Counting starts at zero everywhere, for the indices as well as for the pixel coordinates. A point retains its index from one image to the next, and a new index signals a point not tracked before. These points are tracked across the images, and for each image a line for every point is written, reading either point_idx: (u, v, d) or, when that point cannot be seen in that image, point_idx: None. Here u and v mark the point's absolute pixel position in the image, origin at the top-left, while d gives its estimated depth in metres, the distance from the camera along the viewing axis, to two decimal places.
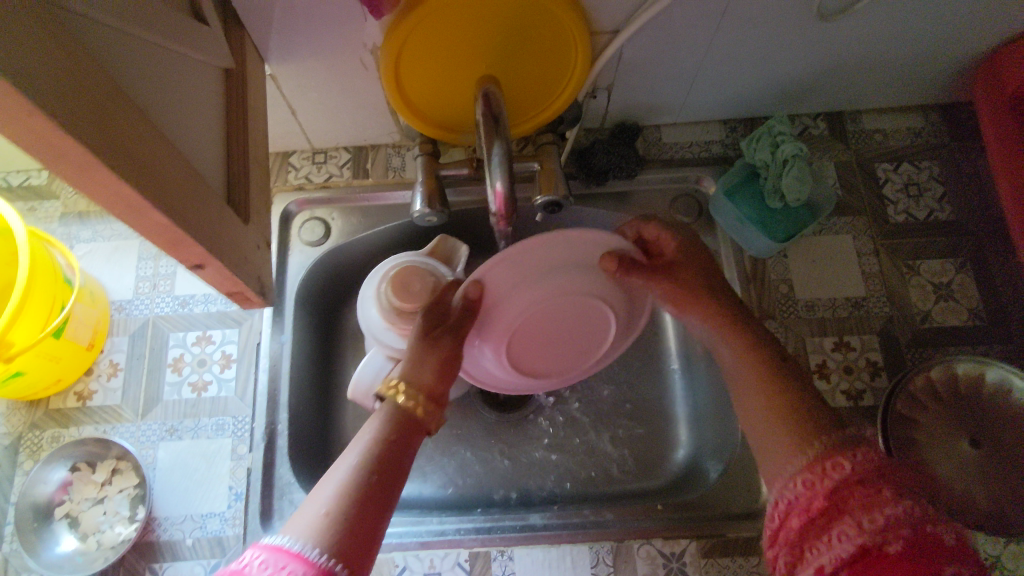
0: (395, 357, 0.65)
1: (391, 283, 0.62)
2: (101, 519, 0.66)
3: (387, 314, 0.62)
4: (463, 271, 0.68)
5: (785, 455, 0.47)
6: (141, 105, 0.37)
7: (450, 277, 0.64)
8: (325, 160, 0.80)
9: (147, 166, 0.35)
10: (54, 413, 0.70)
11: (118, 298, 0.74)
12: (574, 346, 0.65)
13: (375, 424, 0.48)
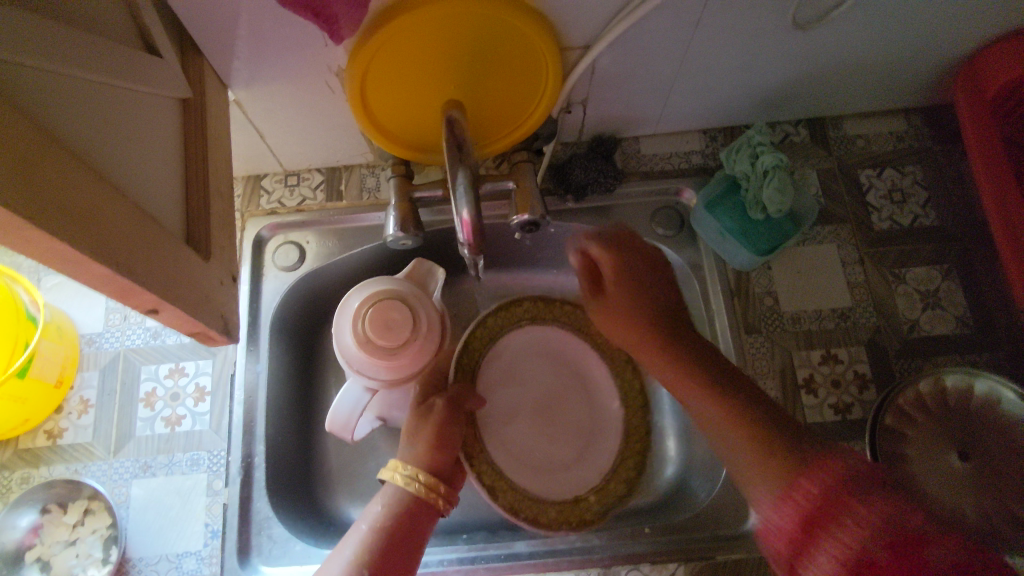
0: (372, 389, 0.63)
1: (373, 317, 0.60)
2: (74, 563, 0.64)
3: (368, 348, 0.61)
4: (439, 297, 0.67)
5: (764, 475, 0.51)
6: (71, 151, 0.36)
7: (427, 312, 0.64)
8: (297, 183, 0.78)
9: (83, 220, 0.34)
10: (23, 452, 0.68)
11: (87, 331, 0.72)
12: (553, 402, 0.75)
13: (371, 513, 0.54)
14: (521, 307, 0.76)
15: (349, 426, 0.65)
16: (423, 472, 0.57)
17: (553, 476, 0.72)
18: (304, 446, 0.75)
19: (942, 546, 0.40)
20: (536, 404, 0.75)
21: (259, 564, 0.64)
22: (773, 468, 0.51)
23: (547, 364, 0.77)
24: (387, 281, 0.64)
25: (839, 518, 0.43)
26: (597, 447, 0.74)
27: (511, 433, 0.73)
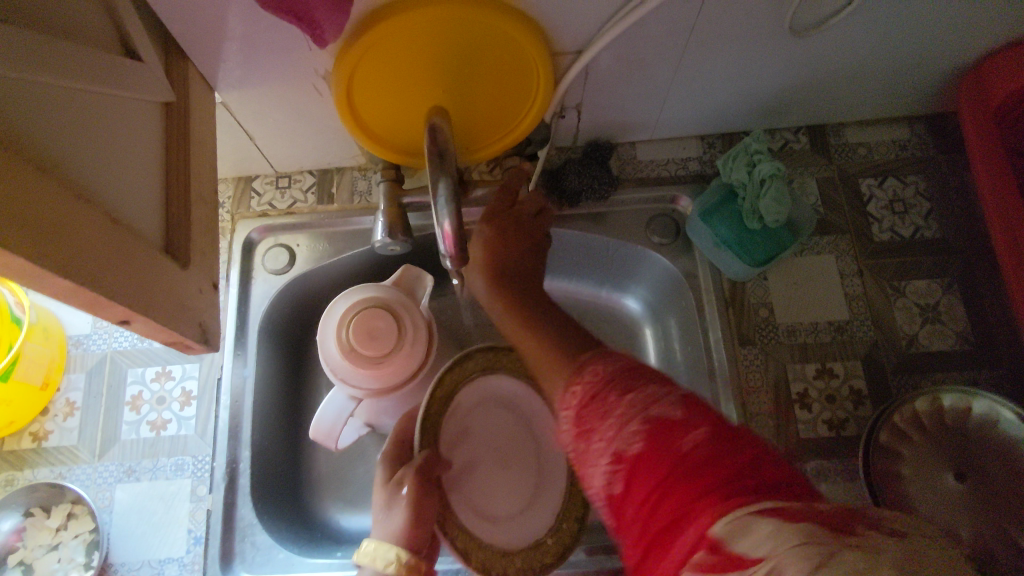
0: (357, 398, 0.63)
1: (357, 327, 0.60)
2: (56, 567, 0.64)
3: (352, 358, 0.60)
4: (427, 304, 0.67)
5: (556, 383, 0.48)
6: (25, 156, 0.36)
7: (414, 321, 0.63)
8: (288, 185, 0.77)
9: (27, 231, 0.33)
10: (8, 455, 0.68)
11: (75, 333, 0.72)
12: (514, 442, 0.66)
13: None
14: (470, 362, 0.64)
15: (333, 435, 0.64)
16: (408, 553, 0.52)
17: (509, 525, 0.62)
18: (292, 451, 0.74)
19: (688, 432, 0.39)
20: (491, 450, 0.65)
21: (241, 571, 0.64)
22: (561, 363, 0.49)
23: (497, 412, 0.66)
24: (374, 289, 0.63)
25: (607, 414, 0.42)
26: (549, 489, 0.65)
27: (468, 482, 0.62)
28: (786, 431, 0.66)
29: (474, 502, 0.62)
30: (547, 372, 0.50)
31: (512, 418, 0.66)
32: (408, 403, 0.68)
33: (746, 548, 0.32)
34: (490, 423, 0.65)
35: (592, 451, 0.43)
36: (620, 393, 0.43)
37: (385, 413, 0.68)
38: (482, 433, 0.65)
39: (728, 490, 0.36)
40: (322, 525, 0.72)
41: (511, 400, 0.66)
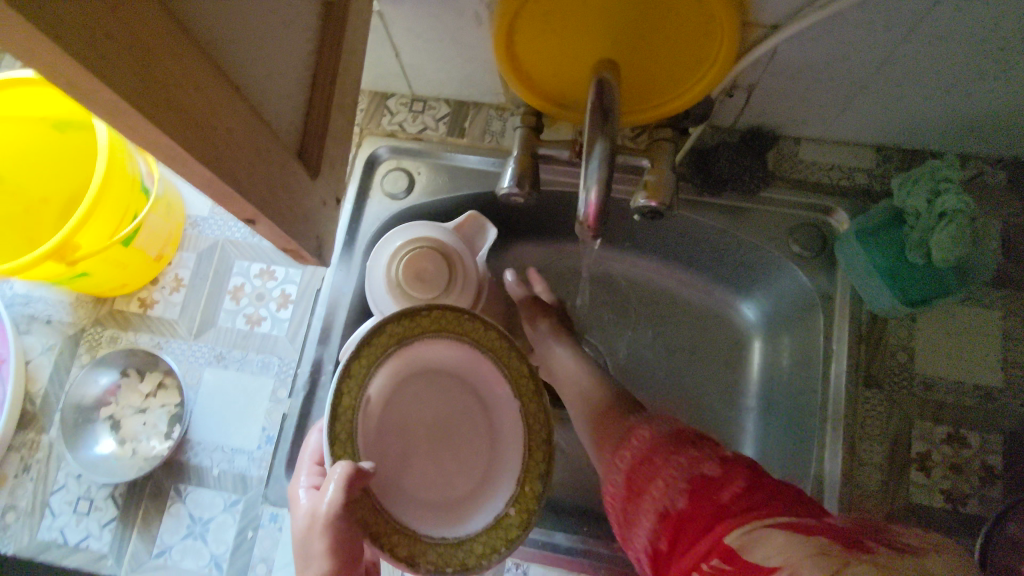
0: None
1: (408, 264, 0.58)
2: (140, 429, 0.68)
3: (397, 292, 0.59)
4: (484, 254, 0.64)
5: (607, 448, 0.56)
6: (200, 45, 0.36)
7: (465, 272, 0.61)
8: (422, 110, 0.74)
9: (192, 120, 0.33)
10: (116, 314, 0.71)
11: (194, 213, 0.74)
12: (454, 419, 0.56)
13: None
14: (393, 331, 0.52)
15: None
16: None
17: (471, 500, 0.54)
18: None
19: (727, 484, 0.46)
20: (430, 429, 0.56)
21: None
22: (617, 444, 0.56)
23: (425, 385, 0.56)
24: (436, 229, 0.61)
25: (653, 477, 0.50)
26: (504, 452, 0.55)
27: (407, 471, 0.54)
28: (894, 490, 0.60)
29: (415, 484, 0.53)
30: (601, 433, 0.58)
31: (445, 380, 0.56)
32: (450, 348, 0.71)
33: (766, 555, 0.38)
34: (425, 400, 0.56)
35: (640, 514, 0.50)
36: (664, 458, 0.50)
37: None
38: (416, 411, 0.55)
39: (761, 516, 0.42)
40: None
41: (434, 363, 0.55)
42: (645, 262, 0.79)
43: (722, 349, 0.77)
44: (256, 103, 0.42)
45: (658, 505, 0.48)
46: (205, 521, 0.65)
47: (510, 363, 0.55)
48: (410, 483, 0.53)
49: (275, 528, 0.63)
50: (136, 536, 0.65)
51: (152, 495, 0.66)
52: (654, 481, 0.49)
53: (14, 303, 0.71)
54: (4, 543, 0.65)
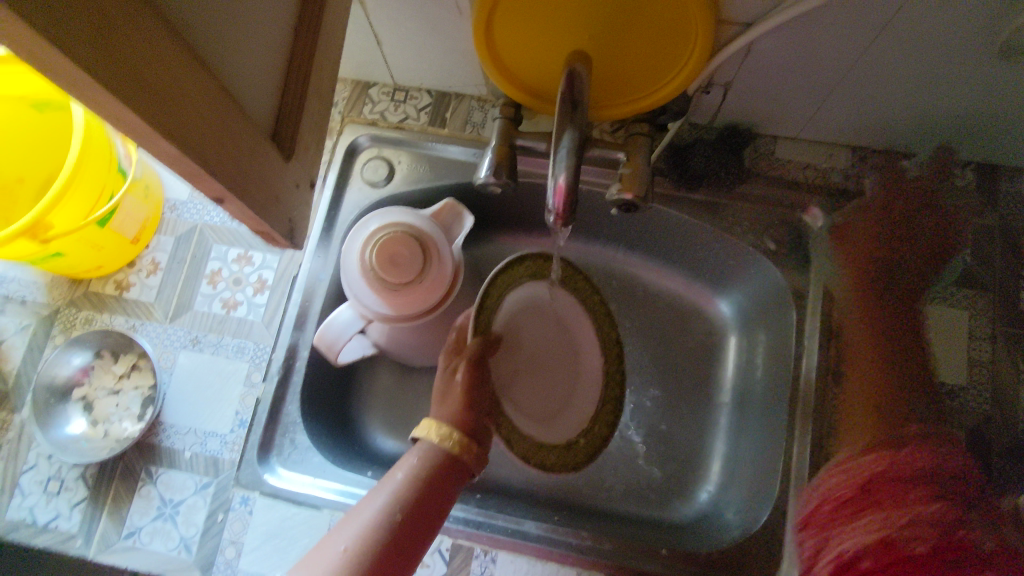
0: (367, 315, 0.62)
1: (380, 250, 0.58)
2: (113, 411, 0.68)
3: (369, 277, 0.59)
4: (460, 243, 0.64)
5: (860, 431, 0.61)
6: (171, 23, 0.36)
7: (440, 259, 0.61)
8: (404, 99, 0.74)
9: (159, 97, 0.33)
10: (92, 296, 0.71)
11: (173, 197, 0.74)
12: (552, 361, 0.67)
13: (408, 464, 0.54)
14: (507, 276, 0.67)
15: (335, 349, 0.62)
16: (456, 430, 0.57)
17: (560, 423, 0.67)
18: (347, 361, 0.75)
19: (976, 532, 0.49)
20: (532, 354, 0.66)
21: (276, 464, 0.65)
22: (873, 446, 0.58)
23: (538, 316, 0.68)
24: (411, 217, 0.61)
25: (891, 490, 0.54)
26: (584, 391, 0.69)
27: (515, 390, 0.65)
28: None
29: (519, 397, 0.66)
30: (857, 417, 0.62)
31: (552, 325, 0.68)
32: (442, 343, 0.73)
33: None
34: (535, 337, 0.67)
35: (856, 521, 0.54)
36: (926, 494, 0.52)
37: (400, 331, 0.68)
38: (532, 345, 0.67)
39: None
40: (357, 444, 0.75)
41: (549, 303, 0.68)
42: (624, 257, 0.80)
43: (697, 344, 0.78)
44: (228, 83, 0.43)
45: (882, 530, 0.51)
46: (175, 504, 0.65)
47: (603, 325, 0.71)
48: (513, 396, 0.65)
49: (245, 511, 0.64)
50: (106, 517, 0.65)
51: (124, 477, 0.66)
52: (902, 507, 0.52)
53: None
54: None
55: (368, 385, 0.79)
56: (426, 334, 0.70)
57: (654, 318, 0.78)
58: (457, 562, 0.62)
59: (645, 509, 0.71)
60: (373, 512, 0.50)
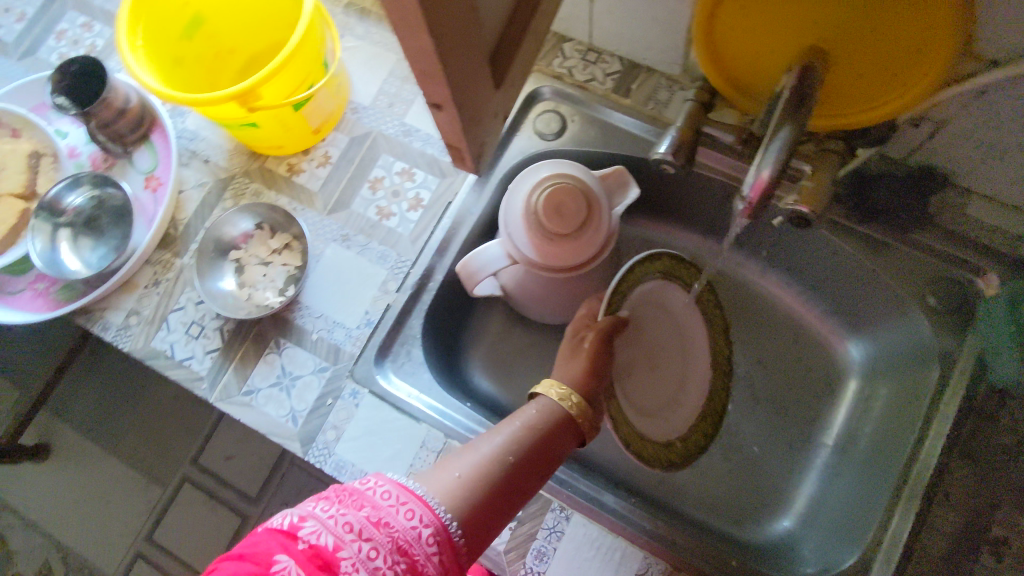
0: (512, 257, 0.64)
1: (547, 198, 0.59)
2: (259, 279, 0.73)
3: (529, 220, 0.61)
4: (620, 211, 0.64)
5: None
6: None
7: (601, 220, 0.61)
8: (594, 61, 0.75)
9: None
10: (267, 172, 0.77)
11: (357, 101, 0.78)
12: (665, 359, 0.73)
13: (527, 416, 0.59)
14: (644, 266, 0.71)
15: (475, 279, 0.65)
16: (575, 394, 0.62)
17: (662, 419, 0.71)
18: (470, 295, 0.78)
19: None
20: (649, 350, 0.72)
21: (389, 370, 0.69)
22: None
23: (660, 314, 0.73)
24: (582, 173, 0.62)
25: None
26: (689, 395, 0.73)
27: (628, 379, 0.70)
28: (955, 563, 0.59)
29: (632, 382, 0.70)
30: None
31: (671, 324, 0.74)
32: (565, 306, 0.75)
33: None
34: (656, 333, 0.72)
35: None
36: None
37: (531, 282, 0.69)
38: (654, 337, 0.72)
39: None
40: (459, 375, 0.78)
41: (672, 305, 0.74)
42: (762, 274, 0.80)
43: (815, 382, 0.77)
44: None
45: None
46: (293, 378, 0.70)
47: (717, 337, 0.75)
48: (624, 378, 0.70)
49: (352, 403, 0.68)
50: (232, 371, 0.70)
51: (255, 340, 0.71)
52: None
53: (183, 139, 0.79)
54: (124, 340, 0.73)
55: (481, 323, 0.82)
56: (555, 293, 0.71)
57: (775, 341, 0.79)
58: (533, 510, 0.64)
59: (718, 520, 0.72)
60: (489, 448, 0.55)
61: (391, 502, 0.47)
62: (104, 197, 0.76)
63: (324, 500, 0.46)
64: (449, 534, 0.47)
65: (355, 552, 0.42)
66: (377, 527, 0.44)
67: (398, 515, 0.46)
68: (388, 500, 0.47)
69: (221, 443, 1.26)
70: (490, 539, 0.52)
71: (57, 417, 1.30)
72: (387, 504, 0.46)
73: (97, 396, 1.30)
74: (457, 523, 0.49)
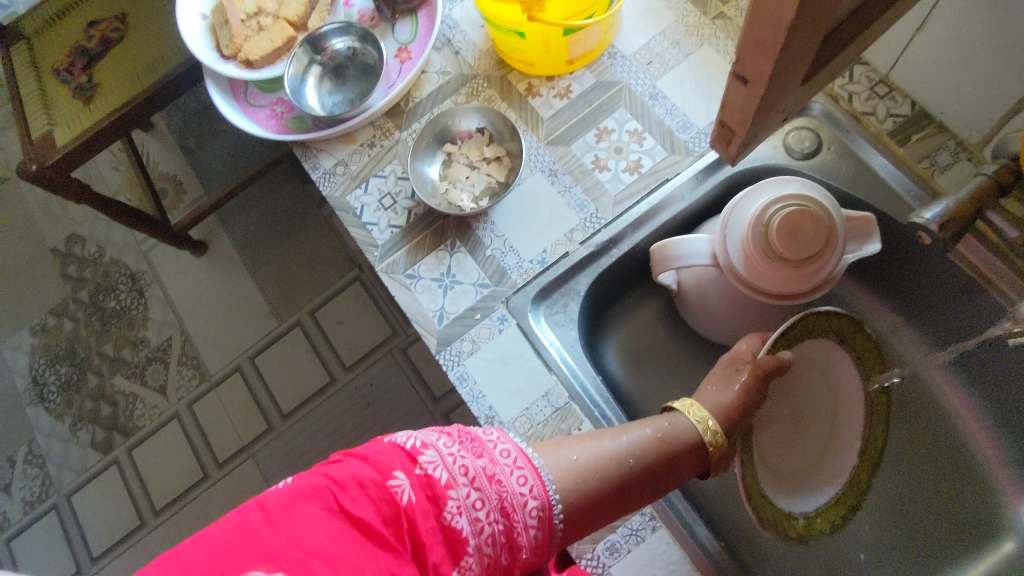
0: (715, 258, 0.62)
1: (789, 216, 0.56)
2: (461, 179, 0.75)
3: (756, 229, 0.58)
4: (851, 258, 0.59)
5: None
6: None
7: (834, 257, 0.57)
8: (884, 96, 0.68)
9: None
10: (506, 83, 0.78)
11: (618, 48, 0.77)
12: (811, 424, 0.70)
13: (659, 428, 0.58)
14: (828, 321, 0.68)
15: (665, 265, 0.63)
16: (714, 420, 0.59)
17: (790, 487, 0.67)
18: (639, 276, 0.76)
19: None
20: (796, 411, 0.70)
21: (541, 313, 0.69)
22: None
23: (820, 381, 0.71)
24: (830, 204, 0.57)
25: None
26: (825, 474, 0.69)
27: (763, 430, 0.69)
28: None
29: (768, 436, 0.69)
30: None
31: (829, 396, 0.71)
32: (730, 325, 0.69)
33: None
34: (808, 396, 0.71)
35: None
36: None
37: (716, 290, 0.65)
38: (803, 399, 0.71)
39: None
40: (597, 346, 0.77)
41: (839, 379, 0.71)
42: (954, 389, 0.71)
43: (964, 519, 0.67)
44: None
45: None
46: (454, 280, 0.71)
47: (876, 429, 0.69)
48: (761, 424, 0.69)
49: (497, 327, 0.69)
50: (404, 251, 0.73)
51: (434, 232, 0.73)
52: None
53: (444, 25, 0.81)
54: (326, 184, 0.77)
55: (638, 307, 0.80)
56: (730, 305, 0.66)
57: (934, 465, 0.70)
58: None
59: None
60: (613, 444, 0.55)
61: (508, 462, 0.51)
62: (360, 52, 0.80)
63: (448, 436, 0.51)
64: (551, 515, 0.50)
65: (462, 497, 0.48)
66: (489, 482, 0.49)
67: (512, 478, 0.50)
68: (506, 459, 0.51)
69: (340, 306, 1.33)
70: (590, 527, 0.54)
71: (222, 223, 1.43)
72: (504, 463, 0.50)
73: (259, 220, 1.42)
74: (563, 507, 0.51)
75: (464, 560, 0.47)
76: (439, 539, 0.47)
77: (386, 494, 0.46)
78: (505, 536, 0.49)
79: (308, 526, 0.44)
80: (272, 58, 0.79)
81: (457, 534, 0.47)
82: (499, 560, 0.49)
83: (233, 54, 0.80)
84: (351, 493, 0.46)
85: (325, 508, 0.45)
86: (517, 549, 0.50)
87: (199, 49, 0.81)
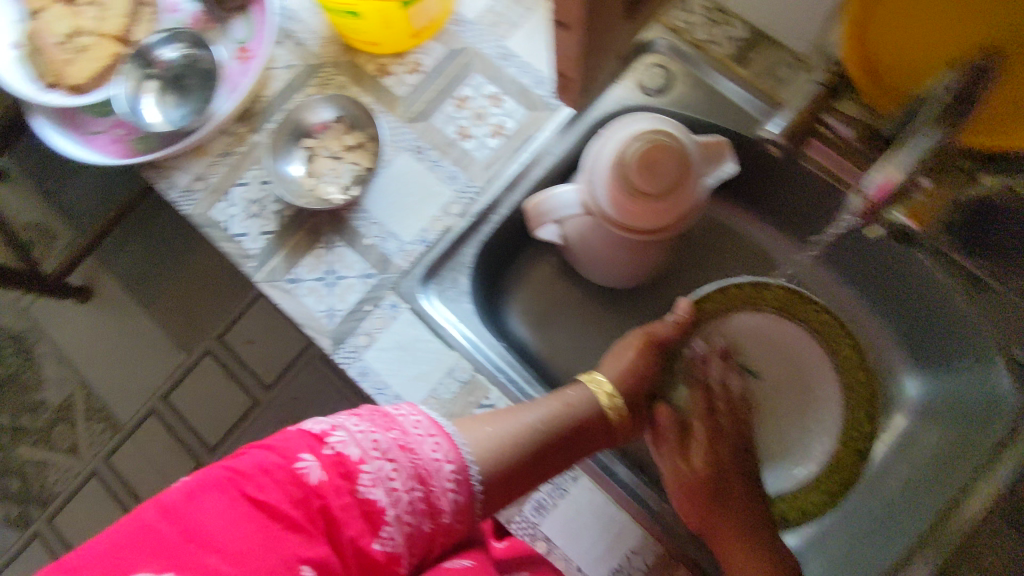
0: (586, 207, 0.63)
1: (642, 151, 0.57)
2: (326, 172, 0.73)
3: (615, 168, 0.59)
4: (711, 183, 0.61)
5: None
6: None
7: (693, 182, 0.59)
8: (719, 22, 0.70)
9: None
10: (356, 67, 0.75)
11: (463, 14, 0.76)
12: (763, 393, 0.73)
13: (567, 399, 0.60)
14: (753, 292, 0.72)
15: (541, 221, 0.65)
16: (620, 395, 0.62)
17: None
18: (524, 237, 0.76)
19: None
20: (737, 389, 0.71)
21: (432, 292, 0.68)
22: None
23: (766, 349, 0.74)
24: (682, 133, 0.59)
25: None
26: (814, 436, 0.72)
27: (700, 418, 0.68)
28: None
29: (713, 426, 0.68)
30: None
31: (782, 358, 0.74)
32: (626, 267, 0.70)
33: None
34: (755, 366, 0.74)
35: None
36: None
37: (597, 239, 0.66)
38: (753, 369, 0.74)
39: None
40: (498, 314, 0.77)
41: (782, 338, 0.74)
42: (835, 286, 0.76)
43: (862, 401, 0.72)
44: None
45: None
46: (337, 276, 0.69)
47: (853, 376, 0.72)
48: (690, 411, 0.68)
49: (390, 315, 0.67)
50: (281, 256, 0.70)
51: (309, 232, 0.70)
52: None
53: (282, 16, 0.78)
54: (186, 203, 0.73)
55: (530, 268, 0.80)
56: (617, 253, 0.67)
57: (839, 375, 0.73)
58: None
59: None
60: (524, 419, 0.56)
61: (421, 431, 0.49)
62: (195, 58, 0.76)
63: (357, 415, 0.50)
64: (469, 476, 0.50)
65: (377, 469, 0.46)
66: (402, 451, 0.48)
67: (426, 445, 0.49)
68: (418, 429, 0.49)
69: (248, 326, 1.28)
70: (511, 495, 0.54)
71: (104, 264, 1.34)
72: (416, 433, 0.49)
73: (144, 254, 1.34)
74: (480, 471, 0.51)
75: (383, 530, 0.46)
76: (355, 513, 0.46)
77: (294, 476, 0.45)
78: (424, 503, 0.47)
79: (210, 518, 0.44)
80: (99, 78, 0.75)
81: (374, 505, 0.46)
82: (421, 529, 0.48)
83: (54, 82, 0.74)
84: (256, 479, 0.45)
85: (228, 497, 0.45)
86: (438, 514, 0.49)
87: (16, 81, 0.74)
